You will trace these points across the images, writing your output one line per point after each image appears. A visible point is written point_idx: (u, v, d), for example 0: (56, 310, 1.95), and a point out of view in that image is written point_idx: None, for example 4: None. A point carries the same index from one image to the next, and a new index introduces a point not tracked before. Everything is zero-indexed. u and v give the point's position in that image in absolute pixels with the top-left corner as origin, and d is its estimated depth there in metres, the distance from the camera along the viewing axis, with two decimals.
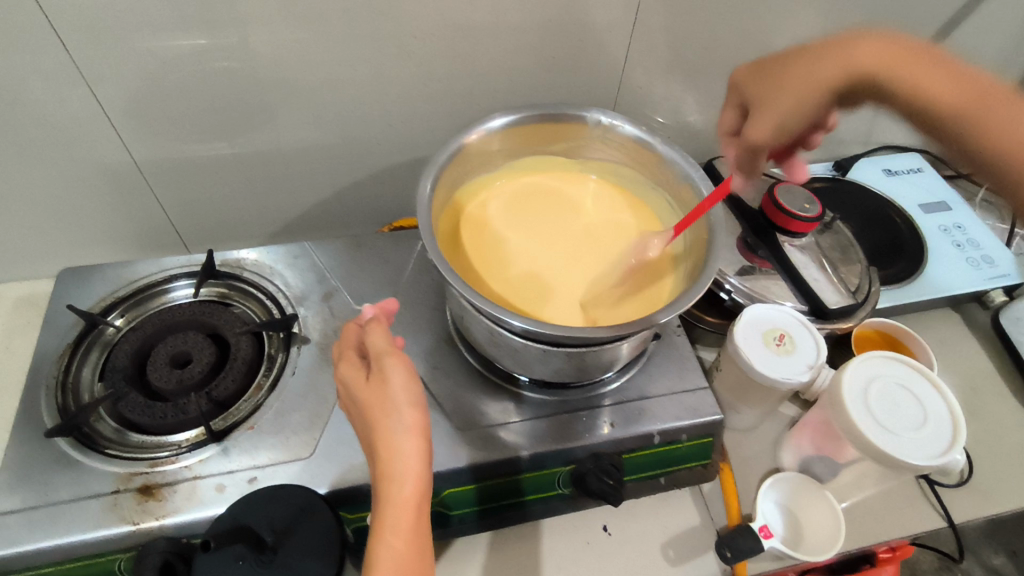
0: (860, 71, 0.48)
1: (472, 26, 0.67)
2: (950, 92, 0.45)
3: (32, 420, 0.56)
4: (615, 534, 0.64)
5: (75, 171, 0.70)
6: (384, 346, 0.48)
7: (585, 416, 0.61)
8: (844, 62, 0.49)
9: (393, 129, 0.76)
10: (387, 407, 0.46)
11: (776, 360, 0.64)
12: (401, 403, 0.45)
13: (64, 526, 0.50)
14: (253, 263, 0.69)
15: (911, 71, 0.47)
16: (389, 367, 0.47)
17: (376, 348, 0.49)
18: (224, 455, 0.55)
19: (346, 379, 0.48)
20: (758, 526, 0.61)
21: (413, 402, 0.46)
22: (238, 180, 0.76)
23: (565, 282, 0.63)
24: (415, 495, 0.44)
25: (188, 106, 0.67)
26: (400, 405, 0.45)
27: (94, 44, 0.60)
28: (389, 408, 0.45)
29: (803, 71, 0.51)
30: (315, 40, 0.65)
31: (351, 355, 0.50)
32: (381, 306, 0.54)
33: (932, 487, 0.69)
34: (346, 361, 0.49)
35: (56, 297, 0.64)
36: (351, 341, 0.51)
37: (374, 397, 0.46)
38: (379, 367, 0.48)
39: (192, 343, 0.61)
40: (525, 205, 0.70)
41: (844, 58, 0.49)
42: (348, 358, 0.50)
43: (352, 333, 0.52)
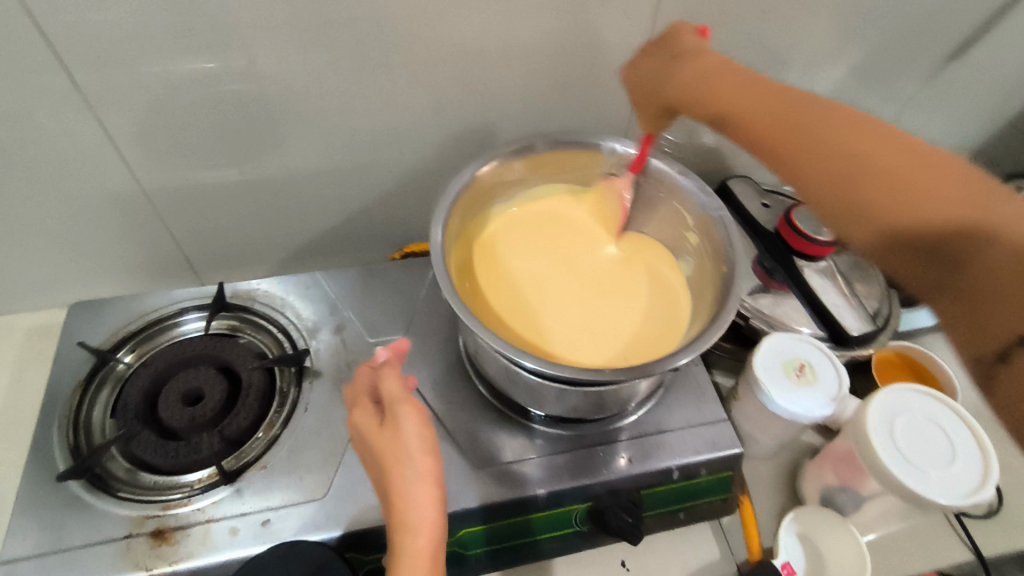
0: (733, 92, 0.46)
1: (483, 50, 0.67)
2: (799, 123, 0.42)
3: (44, 459, 0.56)
4: (634, 569, 0.63)
5: (86, 200, 0.70)
6: (398, 392, 0.48)
7: (602, 452, 0.60)
8: (728, 76, 0.48)
9: (404, 154, 0.75)
10: (400, 456, 0.45)
11: (797, 393, 0.63)
12: (414, 451, 0.45)
13: (78, 573, 0.50)
14: (264, 294, 0.68)
15: (785, 102, 0.44)
16: (402, 413, 0.46)
17: (389, 394, 0.48)
18: (237, 496, 0.54)
19: (359, 425, 0.48)
20: (780, 564, 0.61)
21: (426, 450, 0.46)
22: (249, 208, 0.76)
23: (580, 317, 0.62)
24: (429, 545, 0.43)
25: (198, 133, 0.67)
26: (414, 453, 0.45)
27: (104, 76, 0.60)
28: (402, 455, 0.45)
29: (700, 72, 0.49)
30: (325, 67, 0.64)
31: (364, 401, 0.49)
32: (395, 344, 0.52)
33: (960, 520, 0.67)
34: (358, 406, 0.48)
35: (68, 333, 0.64)
36: (363, 385, 0.50)
37: (387, 445, 0.46)
38: (392, 413, 0.47)
39: (204, 380, 0.60)
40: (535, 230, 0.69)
41: (718, 74, 0.48)
42: (361, 404, 0.49)
43: (364, 376, 0.51)
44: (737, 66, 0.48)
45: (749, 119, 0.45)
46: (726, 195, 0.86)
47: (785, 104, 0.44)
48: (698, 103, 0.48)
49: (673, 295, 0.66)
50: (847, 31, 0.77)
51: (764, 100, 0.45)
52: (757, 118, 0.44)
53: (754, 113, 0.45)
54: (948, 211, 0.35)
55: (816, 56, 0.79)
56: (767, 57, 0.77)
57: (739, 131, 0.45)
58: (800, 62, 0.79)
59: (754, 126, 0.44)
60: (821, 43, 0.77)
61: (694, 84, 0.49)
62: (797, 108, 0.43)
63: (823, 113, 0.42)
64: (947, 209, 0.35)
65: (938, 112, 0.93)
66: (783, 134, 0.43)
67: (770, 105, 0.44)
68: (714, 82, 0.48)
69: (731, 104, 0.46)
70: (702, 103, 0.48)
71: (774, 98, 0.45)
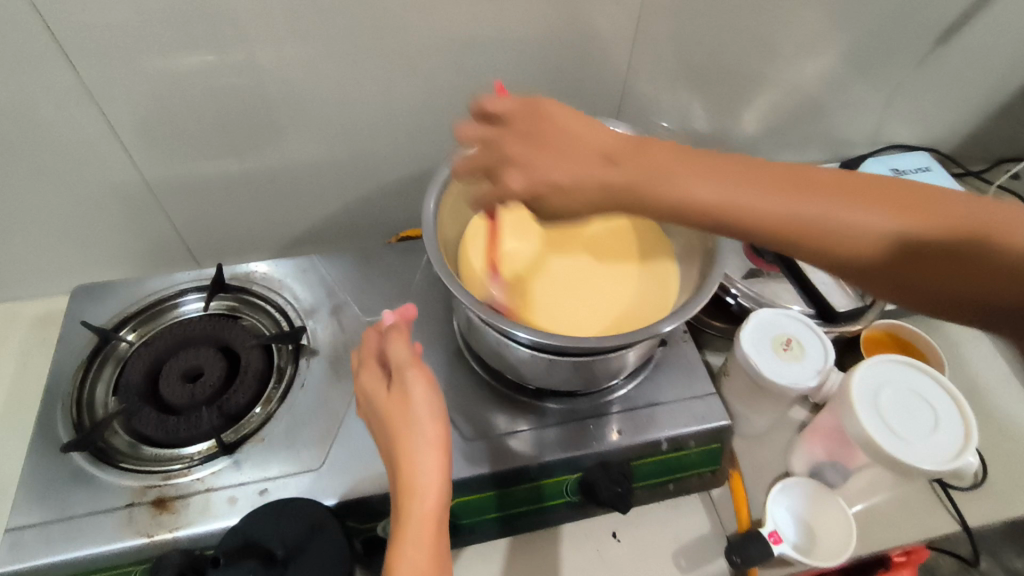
0: (556, 155, 0.46)
1: (476, 39, 0.68)
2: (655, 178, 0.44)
3: (49, 435, 0.57)
4: (625, 541, 0.64)
5: (88, 190, 0.72)
6: (405, 357, 0.49)
7: (593, 425, 0.61)
8: (559, 138, 0.47)
9: (399, 143, 0.76)
10: (409, 420, 0.46)
11: (784, 366, 0.64)
12: (423, 416, 0.46)
13: (82, 540, 0.51)
14: (262, 276, 0.70)
15: (600, 160, 0.44)
16: (410, 378, 0.48)
17: (397, 360, 0.49)
18: (235, 467, 0.56)
19: (367, 389, 0.49)
20: (768, 531, 0.61)
21: (434, 416, 0.47)
22: (248, 196, 0.77)
23: (571, 292, 0.63)
24: (435, 509, 0.45)
25: (197, 124, 0.68)
26: (422, 418, 0.46)
27: (105, 67, 0.61)
28: (411, 420, 0.46)
29: (512, 129, 0.48)
30: (321, 57, 0.65)
31: (371, 364, 0.50)
32: (399, 311, 0.54)
33: (946, 491, 0.68)
34: (365, 369, 0.50)
35: (71, 314, 0.66)
36: (371, 348, 0.52)
37: (396, 411, 0.47)
38: (400, 377, 0.48)
39: (204, 358, 0.62)
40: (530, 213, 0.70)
41: (543, 124, 0.47)
42: (368, 367, 0.50)
43: (372, 340, 0.52)
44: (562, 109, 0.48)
45: (585, 196, 0.44)
46: None
47: (642, 157, 0.44)
48: (582, 187, 0.44)
49: (665, 273, 0.66)
50: (836, 17, 0.78)
51: (642, 159, 0.44)
52: (585, 179, 0.44)
53: (614, 178, 0.44)
54: (816, 223, 0.40)
55: (806, 43, 0.80)
56: (758, 43, 0.78)
57: (584, 213, 0.45)
58: (790, 48, 0.80)
59: (613, 188, 0.43)
60: (811, 29, 0.78)
61: (527, 151, 0.46)
62: (655, 164, 0.43)
63: (642, 149, 0.44)
64: (809, 223, 0.40)
65: (929, 98, 0.94)
66: (693, 173, 0.42)
67: (609, 174, 0.44)
68: (539, 165, 0.45)
69: (584, 178, 0.44)
70: (568, 173, 0.45)
71: (600, 161, 0.45)
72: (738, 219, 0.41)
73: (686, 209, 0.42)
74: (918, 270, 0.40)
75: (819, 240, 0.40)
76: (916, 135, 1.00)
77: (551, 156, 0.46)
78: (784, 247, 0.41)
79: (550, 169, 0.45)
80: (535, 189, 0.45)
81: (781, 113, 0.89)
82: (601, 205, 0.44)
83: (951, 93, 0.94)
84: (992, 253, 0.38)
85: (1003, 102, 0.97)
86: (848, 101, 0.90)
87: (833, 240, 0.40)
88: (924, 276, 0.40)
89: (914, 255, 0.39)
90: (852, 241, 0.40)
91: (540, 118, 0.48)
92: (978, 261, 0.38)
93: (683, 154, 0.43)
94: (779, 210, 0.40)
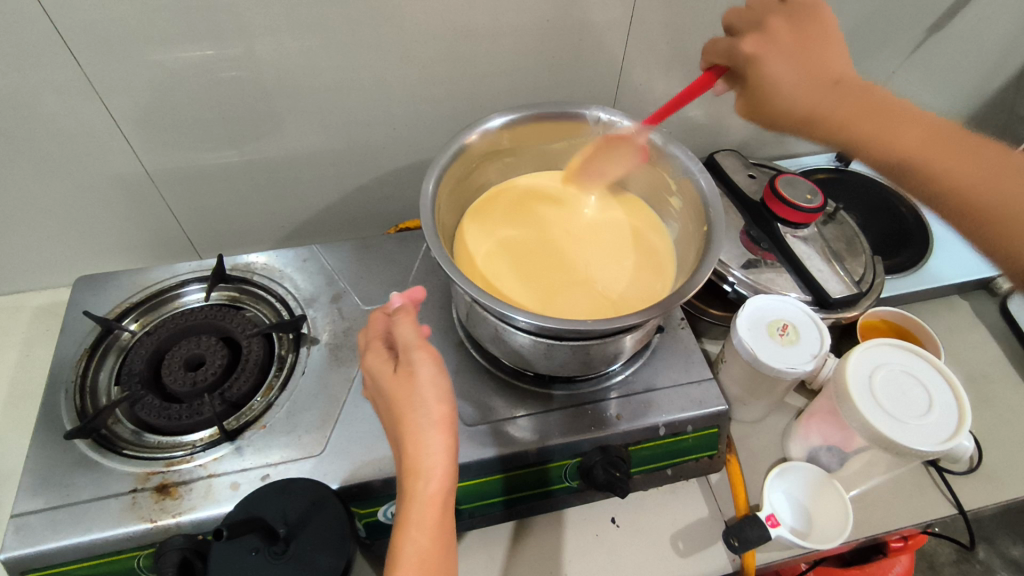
0: (784, 50, 0.60)
1: (472, 28, 0.68)
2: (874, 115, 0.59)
3: (52, 423, 0.58)
4: (624, 526, 0.65)
5: (89, 181, 0.72)
6: (412, 339, 0.49)
7: (591, 410, 0.61)
8: (812, 45, 0.60)
9: (397, 133, 0.77)
10: (414, 402, 0.46)
11: (780, 351, 0.64)
12: (429, 398, 0.46)
13: (86, 525, 0.52)
14: (262, 267, 0.70)
15: (820, 80, 0.60)
16: (416, 360, 0.48)
17: (405, 341, 0.49)
18: (238, 453, 0.56)
19: (374, 370, 0.50)
20: (765, 515, 0.61)
21: (440, 397, 0.47)
22: (248, 187, 0.78)
23: (569, 280, 0.64)
24: (440, 491, 0.45)
25: (196, 115, 0.69)
26: (428, 400, 0.46)
27: (105, 58, 0.62)
28: (416, 402, 0.46)
29: (773, 43, 0.60)
30: (319, 48, 0.66)
31: (378, 346, 0.51)
32: (408, 292, 0.54)
33: (941, 474, 0.69)
34: (372, 351, 0.50)
35: (73, 305, 0.66)
36: (378, 330, 0.52)
37: (401, 391, 0.47)
38: (407, 359, 0.48)
39: (206, 346, 0.62)
40: (524, 203, 0.72)
41: (811, 39, 0.60)
42: (375, 349, 0.51)
43: (378, 322, 0.53)
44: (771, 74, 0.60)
45: (803, 94, 0.60)
46: (714, 168, 0.88)
47: (835, 92, 0.60)
48: (782, 92, 0.61)
49: (661, 260, 0.67)
50: (830, 7, 0.79)
51: (837, 99, 0.60)
52: (802, 87, 0.60)
53: (799, 96, 0.60)
54: (916, 153, 0.57)
55: None
56: None
57: (796, 118, 0.61)
58: None
59: (805, 101, 0.60)
60: None
61: (804, 48, 0.60)
62: (838, 99, 0.60)
63: (864, 88, 0.60)
64: (918, 150, 0.57)
65: (922, 87, 0.95)
66: (841, 107, 0.60)
67: (814, 93, 0.60)
68: (774, 62, 0.60)
69: (795, 87, 0.60)
70: (782, 92, 0.61)
71: (823, 83, 0.60)
72: (887, 143, 0.58)
73: (854, 127, 0.59)
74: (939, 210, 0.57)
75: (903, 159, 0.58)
76: None
77: (773, 66, 0.60)
78: (937, 198, 0.56)
79: (777, 77, 0.60)
80: (771, 92, 0.61)
81: None
82: (810, 118, 0.61)
83: (944, 82, 0.95)
84: (997, 197, 0.53)
85: (995, 91, 0.98)
86: None
87: (943, 182, 0.56)
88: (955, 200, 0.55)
89: (954, 193, 0.55)
90: (939, 170, 0.56)
91: (811, 29, 0.60)
92: (986, 198, 0.54)
93: (854, 97, 0.60)
94: (901, 147, 0.58)
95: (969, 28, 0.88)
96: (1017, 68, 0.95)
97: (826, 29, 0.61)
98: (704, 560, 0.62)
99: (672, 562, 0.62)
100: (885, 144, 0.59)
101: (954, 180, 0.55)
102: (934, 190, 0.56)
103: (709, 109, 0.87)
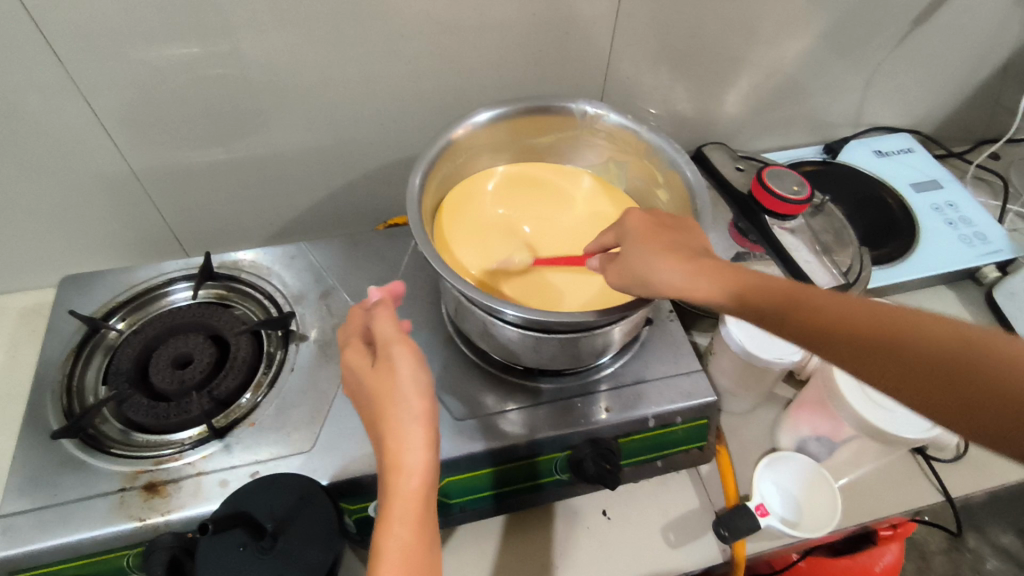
0: (654, 245, 0.50)
1: (458, 23, 0.68)
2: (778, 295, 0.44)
3: (39, 423, 0.58)
4: (615, 518, 0.65)
5: (73, 180, 0.71)
6: (392, 333, 0.49)
7: (581, 403, 0.62)
8: (678, 235, 0.52)
9: (383, 129, 0.77)
10: (395, 397, 0.46)
11: (768, 341, 0.64)
12: (409, 393, 0.46)
13: (74, 525, 0.52)
14: (250, 264, 0.70)
15: (701, 265, 0.48)
16: (396, 355, 0.48)
17: (384, 336, 0.49)
18: (227, 451, 0.56)
19: (354, 366, 0.49)
20: (755, 505, 0.62)
21: (421, 392, 0.47)
22: (235, 185, 0.77)
23: (560, 272, 0.65)
24: (422, 485, 0.45)
25: (182, 112, 0.68)
26: (408, 394, 0.46)
27: (88, 56, 0.61)
28: (397, 396, 0.46)
29: (637, 237, 0.52)
30: (305, 45, 0.66)
31: (358, 342, 0.51)
32: (388, 288, 0.55)
33: (929, 462, 0.69)
34: (352, 347, 0.50)
35: (59, 304, 0.66)
36: (357, 326, 0.52)
37: (382, 385, 0.47)
38: (386, 354, 0.48)
39: (194, 345, 0.62)
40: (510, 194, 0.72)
41: (662, 226, 0.53)
42: (354, 345, 0.50)
43: (357, 318, 0.53)
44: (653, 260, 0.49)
45: (695, 291, 0.47)
46: (703, 160, 0.88)
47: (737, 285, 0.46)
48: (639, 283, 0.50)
49: None
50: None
51: (729, 289, 0.46)
52: (694, 283, 0.47)
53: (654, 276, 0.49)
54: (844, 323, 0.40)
55: (786, 24, 0.81)
56: (738, 26, 0.79)
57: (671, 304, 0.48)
58: (771, 30, 0.81)
59: (682, 287, 0.47)
60: (790, 10, 0.79)
61: (687, 240, 0.51)
62: (716, 272, 0.47)
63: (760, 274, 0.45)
64: (861, 314, 0.40)
65: (907, 78, 0.95)
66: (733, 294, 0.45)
67: (687, 271, 0.48)
68: (631, 257, 0.51)
69: (677, 285, 0.48)
70: (650, 287, 0.49)
71: (712, 270, 0.47)
72: (807, 315, 0.42)
73: (770, 307, 0.44)
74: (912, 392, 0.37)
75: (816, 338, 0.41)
76: (896, 117, 1.01)
77: (635, 249, 0.51)
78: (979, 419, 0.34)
79: (642, 269, 0.49)
80: (648, 272, 0.49)
81: (763, 95, 0.90)
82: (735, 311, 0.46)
83: (930, 73, 0.95)
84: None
85: (981, 82, 0.99)
86: (828, 83, 0.92)
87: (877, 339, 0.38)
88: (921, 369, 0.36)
89: (879, 348, 0.38)
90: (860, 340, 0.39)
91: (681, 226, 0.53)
92: (982, 369, 0.34)
93: (726, 273, 0.47)
94: (837, 311, 0.41)
95: (953, 19, 0.88)
96: (1002, 60, 0.96)
97: (694, 229, 0.53)
98: (695, 551, 0.63)
99: (663, 554, 0.62)
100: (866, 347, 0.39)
101: (882, 335, 0.38)
102: (892, 369, 0.37)
103: (696, 103, 0.87)
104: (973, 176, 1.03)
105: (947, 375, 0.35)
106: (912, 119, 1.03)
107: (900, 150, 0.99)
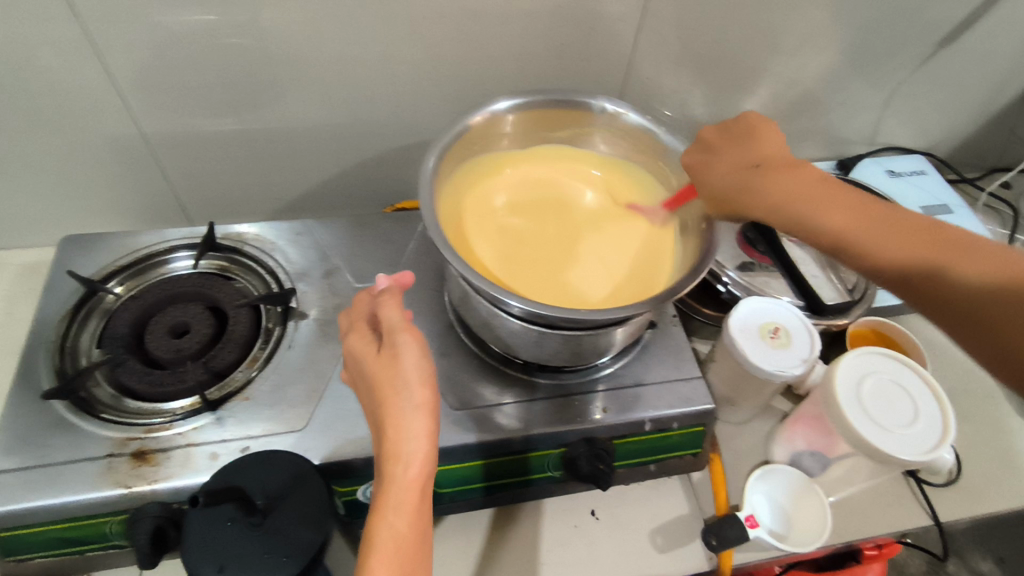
0: (799, 194, 0.57)
1: (483, 10, 0.67)
2: (940, 242, 0.52)
3: (30, 382, 0.57)
4: (604, 519, 0.65)
5: (82, 140, 0.70)
6: (397, 321, 0.48)
7: (579, 401, 0.61)
8: (743, 134, 0.62)
9: (399, 111, 0.76)
10: (398, 385, 0.45)
11: (770, 353, 0.64)
12: (412, 381, 0.45)
13: (60, 487, 0.51)
14: (254, 238, 0.69)
15: (806, 177, 0.58)
16: (400, 343, 0.46)
17: (388, 323, 0.48)
18: (218, 424, 0.56)
19: (357, 353, 0.48)
20: (744, 516, 0.62)
21: (424, 380, 0.46)
22: (243, 156, 0.76)
23: (565, 261, 0.65)
24: (420, 476, 0.44)
25: (196, 79, 0.67)
26: (410, 383, 0.45)
27: (107, 16, 0.60)
28: (399, 385, 0.45)
29: (742, 133, 0.62)
30: (323, 20, 0.65)
31: (362, 327, 0.49)
32: (396, 277, 0.53)
33: (921, 486, 0.69)
34: (355, 332, 0.49)
35: (58, 264, 0.65)
36: (363, 312, 0.51)
37: (384, 372, 0.46)
38: (390, 342, 0.47)
39: (192, 314, 0.61)
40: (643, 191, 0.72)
41: (763, 128, 0.62)
42: (358, 330, 0.49)
43: (364, 304, 0.52)
44: (830, 190, 0.57)
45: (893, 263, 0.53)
46: None
47: (866, 209, 0.56)
48: (744, 193, 0.59)
49: (656, 248, 0.67)
50: (842, 13, 0.78)
51: (834, 200, 0.57)
52: (862, 227, 0.55)
53: (756, 185, 0.58)
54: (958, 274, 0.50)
55: (811, 36, 0.80)
56: (763, 35, 0.78)
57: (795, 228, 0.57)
58: (794, 42, 0.80)
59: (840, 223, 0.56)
60: (815, 23, 0.78)
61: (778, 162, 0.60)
62: (829, 184, 0.58)
63: (934, 234, 0.53)
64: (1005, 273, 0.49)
65: (927, 100, 0.95)
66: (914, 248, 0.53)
67: (741, 176, 0.59)
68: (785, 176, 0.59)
69: (775, 192, 0.58)
70: (760, 198, 0.58)
71: (858, 204, 0.57)
72: (937, 277, 0.51)
73: (915, 261, 0.52)
74: (929, 303, 0.52)
75: (953, 288, 0.50)
76: (911, 137, 1.01)
77: (763, 169, 0.59)
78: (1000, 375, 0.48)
79: (757, 177, 0.59)
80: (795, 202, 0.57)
81: (781, 106, 0.89)
82: (892, 279, 0.54)
83: (949, 97, 0.95)
84: None
85: (999, 110, 0.99)
86: (847, 99, 0.91)
87: (988, 311, 0.48)
88: (955, 305, 0.50)
89: (940, 287, 0.51)
90: (973, 294, 0.49)
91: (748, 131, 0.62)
92: (1000, 327, 0.47)
93: (830, 185, 0.58)
94: (982, 256, 0.50)
95: (976, 44, 0.88)
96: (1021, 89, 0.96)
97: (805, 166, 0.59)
98: (681, 557, 0.62)
99: (649, 559, 0.62)
100: (980, 309, 0.48)
101: (999, 294, 0.48)
102: (988, 330, 0.48)
103: (713, 109, 0.87)
104: (984, 203, 1.03)
105: (987, 327, 0.48)
106: (927, 142, 1.03)
107: (913, 172, 0.98)
